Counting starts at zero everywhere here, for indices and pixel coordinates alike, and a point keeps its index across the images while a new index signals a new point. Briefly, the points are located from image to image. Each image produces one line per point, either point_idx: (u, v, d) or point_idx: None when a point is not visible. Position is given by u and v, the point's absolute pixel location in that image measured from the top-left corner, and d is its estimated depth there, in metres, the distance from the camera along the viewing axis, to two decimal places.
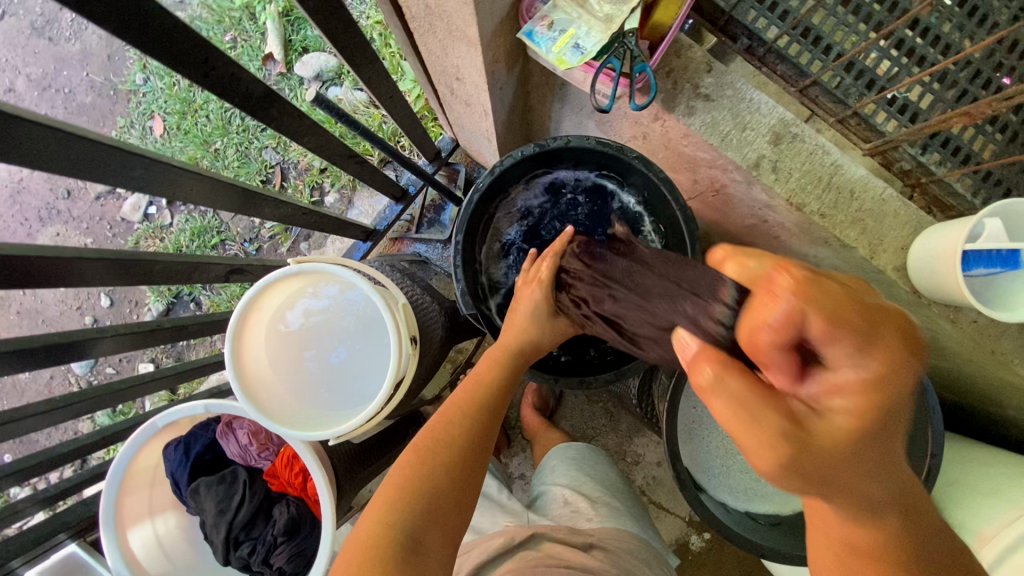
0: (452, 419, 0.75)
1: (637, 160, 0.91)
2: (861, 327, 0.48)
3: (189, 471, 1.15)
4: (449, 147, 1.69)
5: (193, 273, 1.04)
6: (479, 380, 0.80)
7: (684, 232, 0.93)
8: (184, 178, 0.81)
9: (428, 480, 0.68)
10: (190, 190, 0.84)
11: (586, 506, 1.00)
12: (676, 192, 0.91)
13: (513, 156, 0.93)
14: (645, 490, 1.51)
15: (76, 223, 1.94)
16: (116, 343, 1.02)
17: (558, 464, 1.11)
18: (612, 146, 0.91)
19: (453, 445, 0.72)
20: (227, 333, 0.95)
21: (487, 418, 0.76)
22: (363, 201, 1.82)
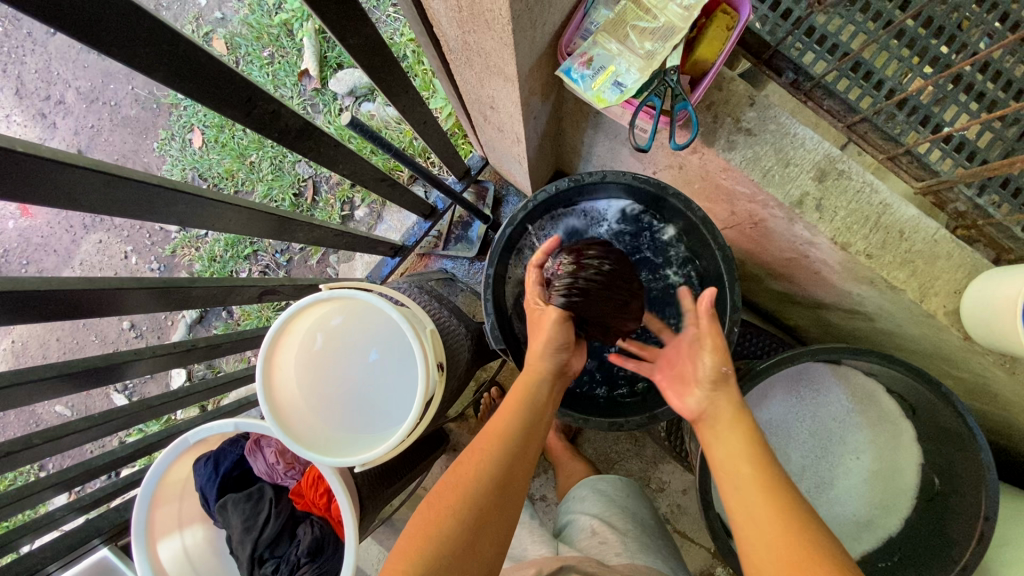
0: (474, 461, 0.72)
1: (675, 196, 0.90)
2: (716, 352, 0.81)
3: (218, 486, 1.17)
4: (478, 164, 1.69)
5: (228, 296, 1.06)
6: (502, 423, 0.77)
7: (724, 271, 0.92)
8: (222, 209, 0.83)
9: (440, 529, 0.65)
10: (228, 220, 0.86)
11: (615, 538, 0.91)
12: (714, 230, 0.90)
13: (548, 189, 0.93)
14: (669, 518, 1.47)
15: (117, 232, 2.01)
16: (153, 364, 1.05)
17: (587, 495, 1.07)
18: (650, 182, 0.90)
19: (473, 491, 0.69)
20: (260, 356, 0.96)
21: (512, 459, 0.73)
22: (392, 216, 1.83)
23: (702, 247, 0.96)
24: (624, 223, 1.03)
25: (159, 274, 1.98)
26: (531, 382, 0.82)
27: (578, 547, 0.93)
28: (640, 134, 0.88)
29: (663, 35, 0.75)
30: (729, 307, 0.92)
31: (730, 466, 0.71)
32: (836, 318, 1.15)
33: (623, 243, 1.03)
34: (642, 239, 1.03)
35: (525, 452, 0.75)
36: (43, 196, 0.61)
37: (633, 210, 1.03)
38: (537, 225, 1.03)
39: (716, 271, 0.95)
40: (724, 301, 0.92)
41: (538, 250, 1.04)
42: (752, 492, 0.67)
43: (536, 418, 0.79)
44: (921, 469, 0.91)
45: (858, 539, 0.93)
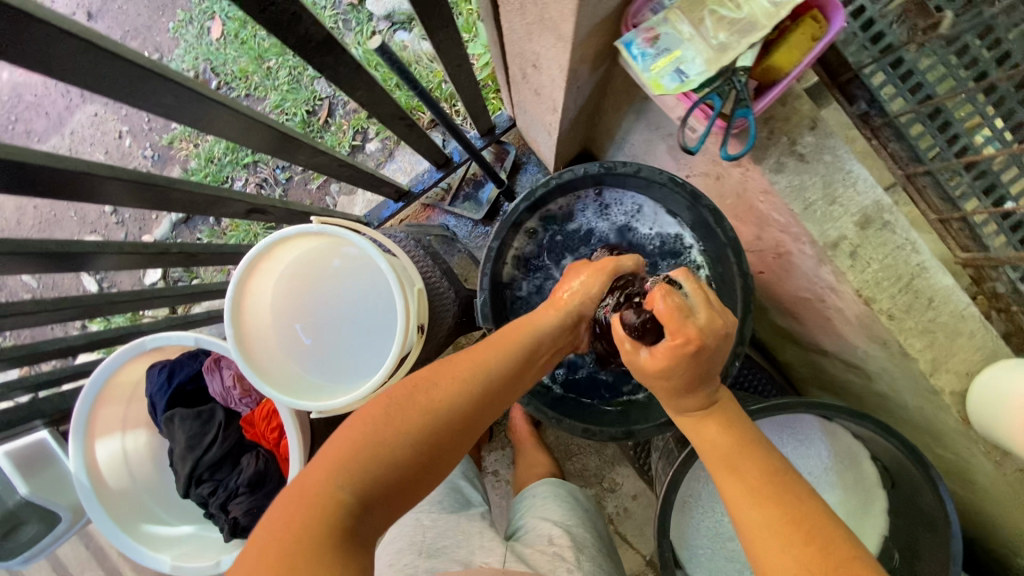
0: (448, 388, 0.67)
1: (707, 209, 0.82)
2: (640, 365, 0.68)
3: (169, 397, 1.12)
4: (505, 124, 1.60)
5: (212, 207, 0.98)
6: (486, 356, 0.72)
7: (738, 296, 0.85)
8: (219, 112, 0.75)
9: (384, 453, 0.62)
10: (224, 127, 0.78)
11: (571, 554, 0.90)
12: (742, 256, 0.82)
13: (574, 171, 0.85)
14: (612, 519, 1.47)
15: (115, 108, 1.89)
16: (119, 261, 0.98)
17: (548, 500, 1.05)
18: (687, 190, 0.82)
19: (435, 413, 0.65)
20: (234, 276, 0.90)
21: (482, 402, 0.69)
22: (404, 157, 1.75)
23: (722, 268, 0.90)
24: (646, 222, 0.97)
25: (152, 164, 1.88)
26: (526, 330, 0.76)
27: (526, 549, 0.92)
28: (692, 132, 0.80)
29: (743, 29, 0.67)
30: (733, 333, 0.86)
31: (760, 517, 0.61)
32: (830, 368, 1.11)
33: (641, 244, 0.97)
34: (659, 241, 0.96)
35: (501, 392, 0.72)
36: (9, 51, 0.52)
37: (658, 209, 0.95)
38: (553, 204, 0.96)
39: (728, 294, 0.89)
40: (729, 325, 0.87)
41: (549, 228, 0.98)
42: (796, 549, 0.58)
43: (522, 366, 0.74)
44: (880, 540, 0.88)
45: None
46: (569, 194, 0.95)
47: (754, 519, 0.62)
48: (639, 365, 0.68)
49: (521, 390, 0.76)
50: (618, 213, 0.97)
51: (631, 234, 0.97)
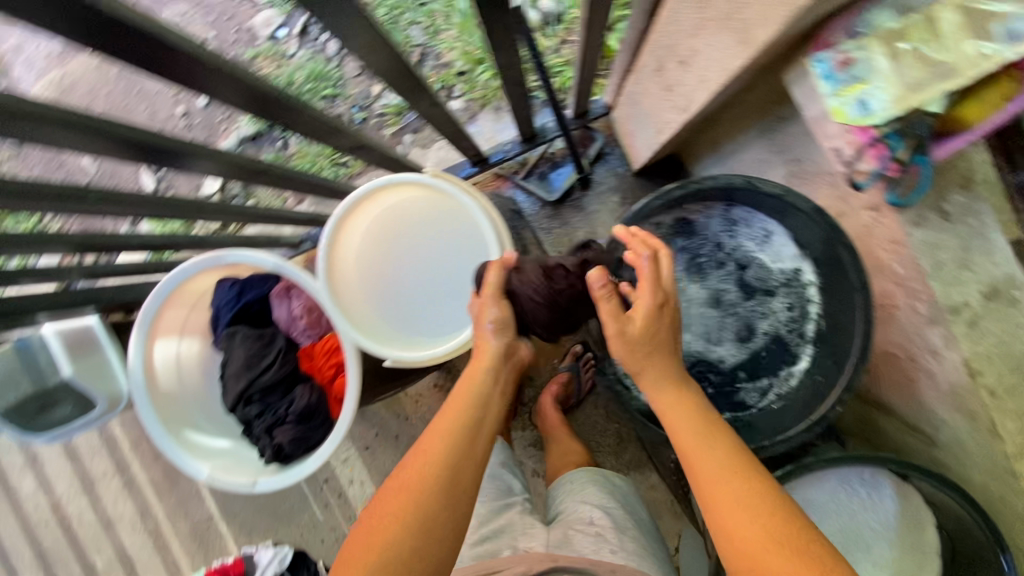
0: (420, 463, 0.72)
1: (844, 249, 0.74)
2: (619, 328, 0.75)
3: (235, 313, 1.12)
4: (599, 111, 1.61)
5: (329, 137, 0.98)
6: (446, 421, 0.76)
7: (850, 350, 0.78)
8: (383, 43, 0.74)
9: (383, 543, 0.67)
10: (377, 59, 0.77)
11: (613, 535, 0.90)
12: (868, 306, 0.75)
13: (715, 179, 0.81)
14: None
15: (205, 11, 1.87)
16: (215, 167, 0.95)
17: (585, 484, 1.05)
18: (828, 223, 0.75)
19: (417, 494, 0.70)
20: (339, 208, 0.94)
21: (457, 461, 0.73)
22: (486, 122, 1.74)
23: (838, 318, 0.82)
24: (774, 249, 0.91)
25: None
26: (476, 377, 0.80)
27: (568, 529, 0.93)
28: (857, 175, 0.75)
29: (939, 73, 0.62)
30: (840, 385, 0.78)
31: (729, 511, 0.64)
32: (884, 425, 1.12)
33: (761, 270, 0.92)
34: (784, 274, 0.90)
35: (472, 443, 0.75)
36: None
37: (789, 240, 0.88)
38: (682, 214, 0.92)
39: (844, 346, 0.79)
40: (835, 373, 0.79)
41: (670, 232, 0.93)
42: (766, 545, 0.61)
43: (484, 416, 0.78)
44: None
45: None
46: (702, 205, 0.90)
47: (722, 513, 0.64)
48: (622, 323, 0.75)
49: (495, 434, 0.79)
50: (746, 237, 0.92)
51: (755, 255, 0.92)
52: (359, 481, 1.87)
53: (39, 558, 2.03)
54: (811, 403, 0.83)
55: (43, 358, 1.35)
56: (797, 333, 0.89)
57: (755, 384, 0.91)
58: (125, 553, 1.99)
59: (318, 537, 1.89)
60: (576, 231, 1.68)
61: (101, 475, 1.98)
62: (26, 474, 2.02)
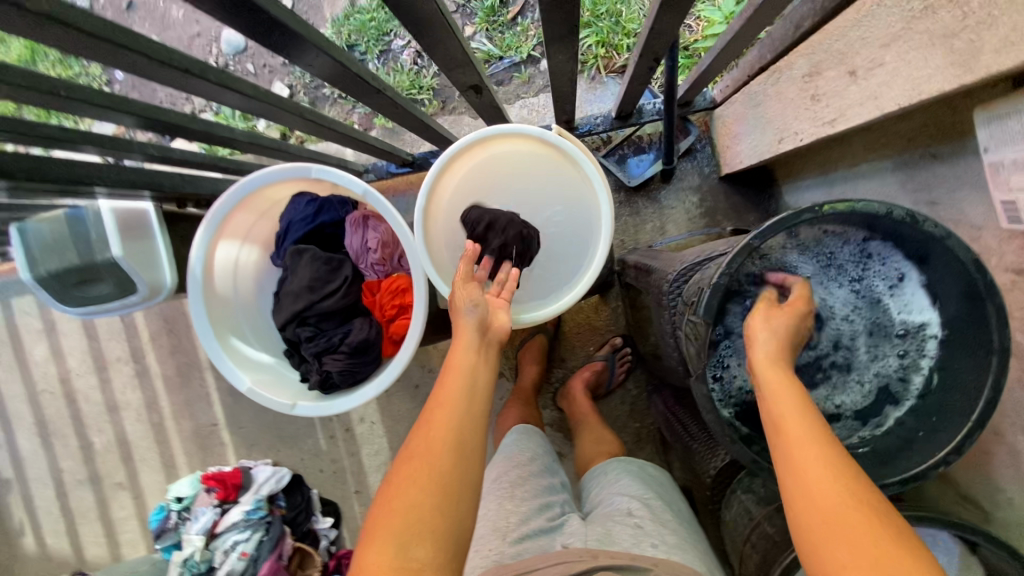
0: (428, 429, 0.69)
1: (992, 307, 0.70)
2: (769, 309, 0.76)
3: (307, 232, 1.08)
4: (704, 104, 1.52)
5: (454, 67, 0.92)
6: (449, 387, 0.74)
7: (964, 417, 0.73)
8: None
9: (405, 505, 0.63)
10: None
11: (652, 526, 0.79)
12: (1000, 375, 0.70)
13: (879, 207, 0.72)
14: None
15: None
16: (331, 71, 0.89)
17: (620, 474, 0.97)
18: (984, 279, 0.69)
19: (430, 457, 0.66)
20: (455, 148, 0.91)
21: (465, 422, 0.71)
22: (578, 91, 1.67)
23: (955, 381, 0.76)
24: (903, 291, 0.81)
25: None
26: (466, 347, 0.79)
27: (605, 522, 0.82)
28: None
29: None
30: (946, 445, 0.74)
31: (816, 486, 0.62)
32: (930, 489, 1.10)
33: (878, 311, 0.83)
34: (900, 323, 0.82)
35: (472, 402, 0.73)
36: None
37: (923, 290, 0.79)
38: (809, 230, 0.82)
39: (958, 409, 0.75)
40: (941, 433, 0.75)
41: (792, 245, 0.84)
42: (851, 527, 0.58)
43: (481, 379, 0.76)
44: None
45: None
46: (836, 226, 0.81)
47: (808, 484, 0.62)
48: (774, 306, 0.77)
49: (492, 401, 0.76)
50: (871, 274, 0.83)
51: (878, 291, 0.83)
52: (369, 421, 1.87)
53: (40, 425, 2.05)
54: (895, 457, 0.78)
55: (93, 233, 1.30)
56: (900, 389, 0.82)
57: (842, 432, 0.83)
58: (123, 439, 2.00)
59: (317, 466, 1.89)
60: (645, 223, 1.63)
61: (115, 359, 1.98)
62: (40, 341, 2.01)
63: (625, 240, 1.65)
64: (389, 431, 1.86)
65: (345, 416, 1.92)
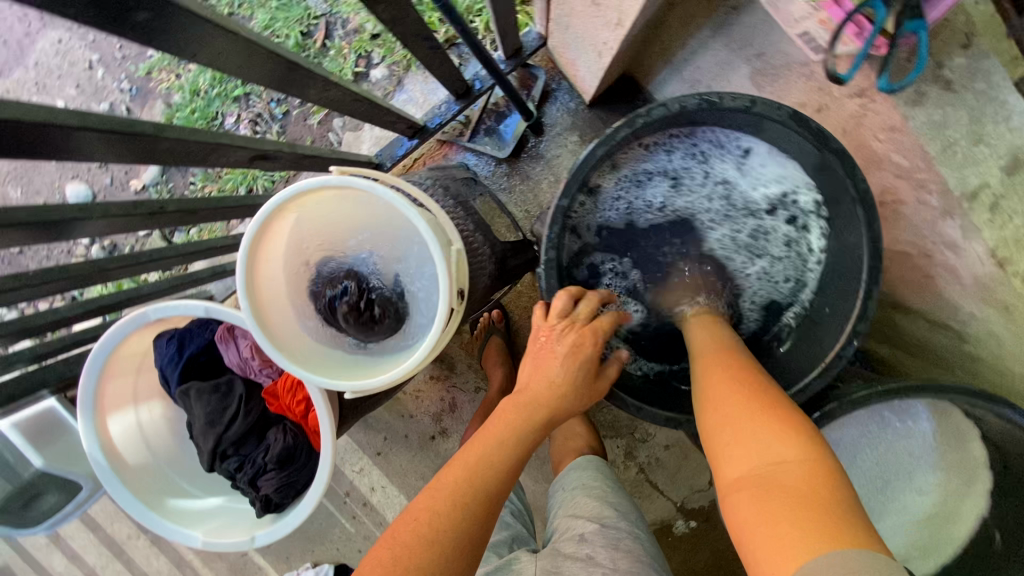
0: (443, 497, 0.61)
1: (833, 154, 0.68)
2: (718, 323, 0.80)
3: (181, 370, 1.02)
4: (533, 45, 1.41)
5: (210, 156, 0.81)
6: (479, 450, 0.66)
7: (861, 266, 0.72)
8: (229, 42, 0.61)
9: None
10: (232, 56, 0.63)
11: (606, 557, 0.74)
12: (874, 212, 0.68)
13: (672, 106, 0.68)
14: (643, 468, 1.54)
15: (80, 33, 1.67)
16: (104, 226, 0.81)
17: (578, 485, 0.88)
18: (812, 128, 0.68)
19: (433, 534, 0.57)
20: (247, 236, 0.79)
21: (494, 491, 0.63)
22: (415, 85, 1.55)
23: (834, 222, 0.78)
24: (745, 163, 0.85)
25: (130, 99, 1.66)
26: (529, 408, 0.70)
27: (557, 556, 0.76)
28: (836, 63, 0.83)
29: None
30: (852, 315, 0.72)
31: (742, 436, 0.61)
32: None
33: (734, 191, 0.87)
34: (758, 190, 0.86)
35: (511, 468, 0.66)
36: None
37: (768, 155, 0.83)
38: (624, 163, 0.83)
39: (845, 245, 0.77)
40: (846, 274, 0.76)
41: (627, 174, 0.85)
42: (781, 472, 0.56)
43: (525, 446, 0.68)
44: (979, 520, 0.77)
45: None
46: (655, 139, 0.82)
47: (709, 390, 0.68)
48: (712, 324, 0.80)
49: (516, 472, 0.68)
50: (712, 159, 0.85)
51: (722, 176, 0.86)
52: (381, 487, 1.81)
53: None
54: (818, 316, 0.81)
55: (9, 455, 1.25)
56: (807, 242, 0.85)
57: (786, 302, 0.86)
58: None
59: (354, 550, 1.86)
60: (540, 184, 1.53)
61: (126, 538, 1.94)
62: (53, 553, 1.99)
63: (529, 210, 1.54)
64: (402, 488, 1.81)
65: (358, 493, 1.87)
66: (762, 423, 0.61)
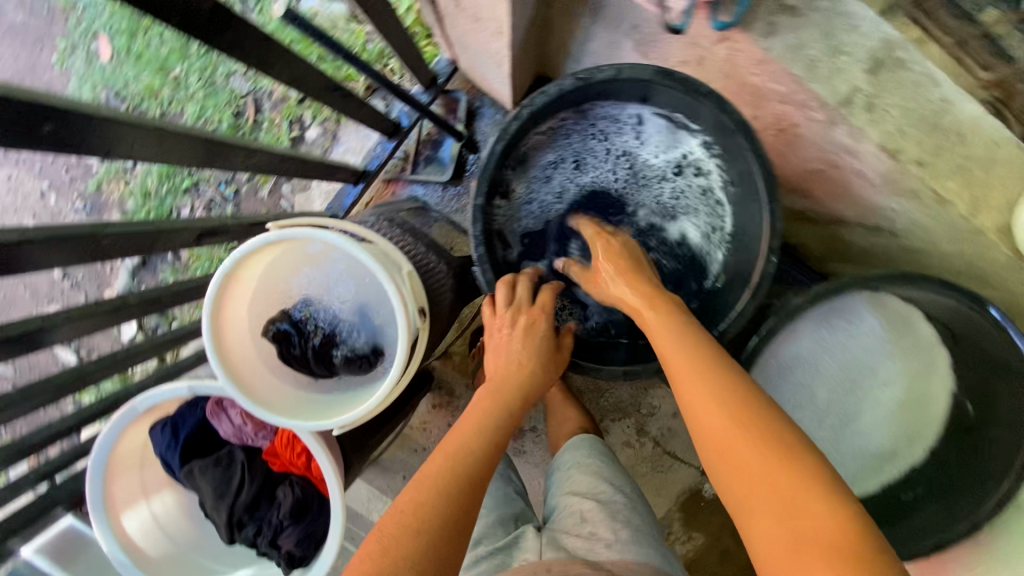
0: (430, 483, 0.67)
1: (704, 95, 0.74)
2: (626, 253, 0.82)
3: (181, 453, 1.05)
4: (445, 71, 1.51)
5: (157, 242, 0.84)
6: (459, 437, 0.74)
7: (761, 188, 0.77)
8: (141, 132, 0.66)
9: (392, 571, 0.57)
10: (147, 144, 0.68)
11: (605, 528, 0.78)
12: (753, 133, 0.74)
13: (547, 92, 0.78)
14: (659, 441, 1.59)
15: (27, 166, 1.74)
16: (72, 332, 0.84)
17: (574, 466, 0.93)
18: (676, 77, 0.74)
19: (426, 510, 0.63)
20: (204, 309, 0.82)
21: (478, 471, 0.70)
22: (349, 136, 1.62)
23: (732, 160, 0.83)
24: (642, 130, 0.90)
25: (86, 215, 1.72)
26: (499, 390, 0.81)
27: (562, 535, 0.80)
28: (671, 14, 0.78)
29: None
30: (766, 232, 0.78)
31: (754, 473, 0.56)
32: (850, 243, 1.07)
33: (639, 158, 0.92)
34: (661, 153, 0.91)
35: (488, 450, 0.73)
36: None
37: (658, 118, 0.88)
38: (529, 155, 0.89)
39: (744, 178, 0.82)
40: (750, 202, 0.81)
41: (536, 165, 0.91)
42: (805, 519, 0.52)
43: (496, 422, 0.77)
44: (950, 395, 0.81)
45: (877, 473, 0.84)
46: (552, 128, 0.89)
47: (701, 415, 0.61)
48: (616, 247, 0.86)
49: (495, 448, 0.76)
50: (612, 133, 0.91)
51: (625, 146, 0.92)
52: None
53: None
54: (742, 249, 0.84)
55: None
56: (710, 185, 0.90)
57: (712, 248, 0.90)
58: None
59: None
60: None
61: None
62: None
63: None
64: None
65: None
66: (770, 458, 0.56)
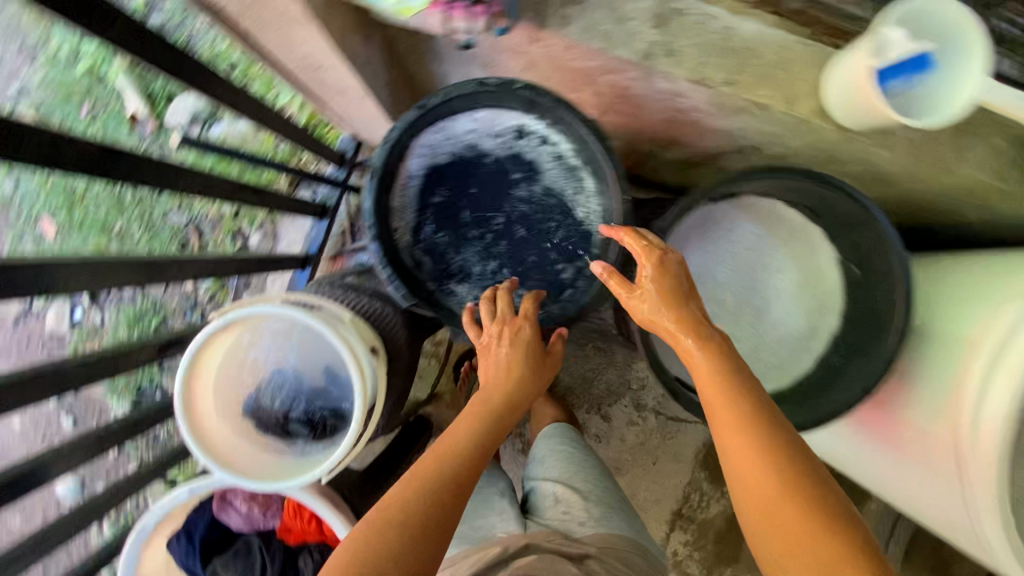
0: (417, 485, 0.72)
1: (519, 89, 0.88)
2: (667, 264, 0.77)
3: (201, 556, 1.10)
4: (350, 145, 1.64)
5: (122, 360, 0.92)
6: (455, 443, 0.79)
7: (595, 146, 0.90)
8: (73, 269, 0.77)
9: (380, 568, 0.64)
10: (85, 277, 0.79)
11: (578, 507, 0.96)
12: (565, 103, 0.88)
13: (398, 127, 0.92)
14: (659, 410, 1.63)
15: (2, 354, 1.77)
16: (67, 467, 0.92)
17: (546, 454, 1.09)
18: (492, 83, 0.88)
19: (412, 507, 0.70)
20: (176, 406, 0.91)
21: (468, 472, 0.76)
22: (288, 230, 1.75)
23: (572, 133, 0.95)
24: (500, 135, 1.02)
25: None
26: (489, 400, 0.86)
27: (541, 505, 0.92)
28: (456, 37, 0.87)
29: None
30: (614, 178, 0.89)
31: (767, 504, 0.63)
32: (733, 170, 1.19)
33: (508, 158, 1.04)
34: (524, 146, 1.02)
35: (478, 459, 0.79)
36: None
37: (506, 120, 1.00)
38: (418, 186, 1.03)
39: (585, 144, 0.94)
40: (596, 161, 0.93)
41: (423, 192, 1.04)
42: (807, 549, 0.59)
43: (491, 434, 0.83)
44: (840, 261, 0.92)
45: (807, 350, 0.94)
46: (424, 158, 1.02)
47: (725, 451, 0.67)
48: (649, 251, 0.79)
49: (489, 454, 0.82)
50: (478, 146, 1.03)
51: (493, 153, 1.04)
52: None
53: None
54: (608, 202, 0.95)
55: None
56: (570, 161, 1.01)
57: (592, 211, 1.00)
58: None
59: None
60: None
61: None
62: None
63: None
64: None
65: None
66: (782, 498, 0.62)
